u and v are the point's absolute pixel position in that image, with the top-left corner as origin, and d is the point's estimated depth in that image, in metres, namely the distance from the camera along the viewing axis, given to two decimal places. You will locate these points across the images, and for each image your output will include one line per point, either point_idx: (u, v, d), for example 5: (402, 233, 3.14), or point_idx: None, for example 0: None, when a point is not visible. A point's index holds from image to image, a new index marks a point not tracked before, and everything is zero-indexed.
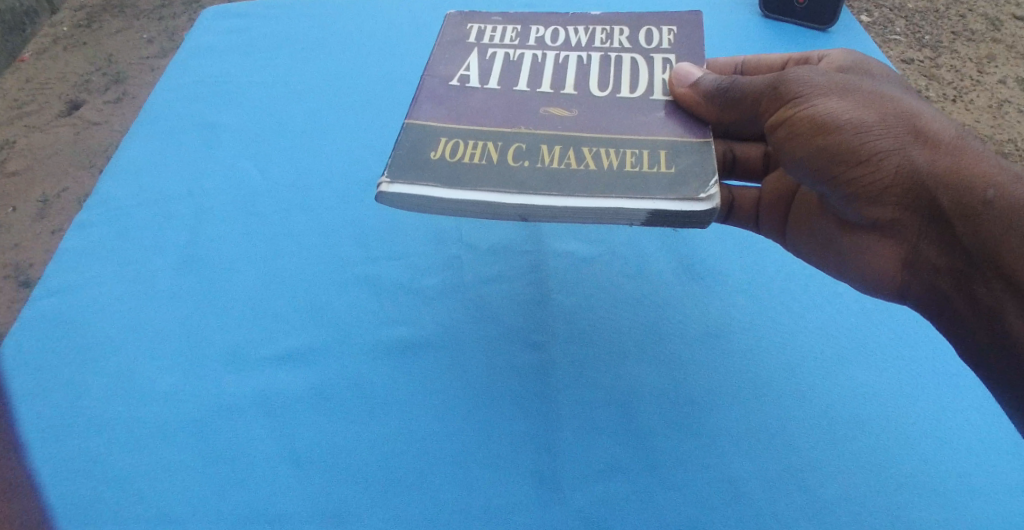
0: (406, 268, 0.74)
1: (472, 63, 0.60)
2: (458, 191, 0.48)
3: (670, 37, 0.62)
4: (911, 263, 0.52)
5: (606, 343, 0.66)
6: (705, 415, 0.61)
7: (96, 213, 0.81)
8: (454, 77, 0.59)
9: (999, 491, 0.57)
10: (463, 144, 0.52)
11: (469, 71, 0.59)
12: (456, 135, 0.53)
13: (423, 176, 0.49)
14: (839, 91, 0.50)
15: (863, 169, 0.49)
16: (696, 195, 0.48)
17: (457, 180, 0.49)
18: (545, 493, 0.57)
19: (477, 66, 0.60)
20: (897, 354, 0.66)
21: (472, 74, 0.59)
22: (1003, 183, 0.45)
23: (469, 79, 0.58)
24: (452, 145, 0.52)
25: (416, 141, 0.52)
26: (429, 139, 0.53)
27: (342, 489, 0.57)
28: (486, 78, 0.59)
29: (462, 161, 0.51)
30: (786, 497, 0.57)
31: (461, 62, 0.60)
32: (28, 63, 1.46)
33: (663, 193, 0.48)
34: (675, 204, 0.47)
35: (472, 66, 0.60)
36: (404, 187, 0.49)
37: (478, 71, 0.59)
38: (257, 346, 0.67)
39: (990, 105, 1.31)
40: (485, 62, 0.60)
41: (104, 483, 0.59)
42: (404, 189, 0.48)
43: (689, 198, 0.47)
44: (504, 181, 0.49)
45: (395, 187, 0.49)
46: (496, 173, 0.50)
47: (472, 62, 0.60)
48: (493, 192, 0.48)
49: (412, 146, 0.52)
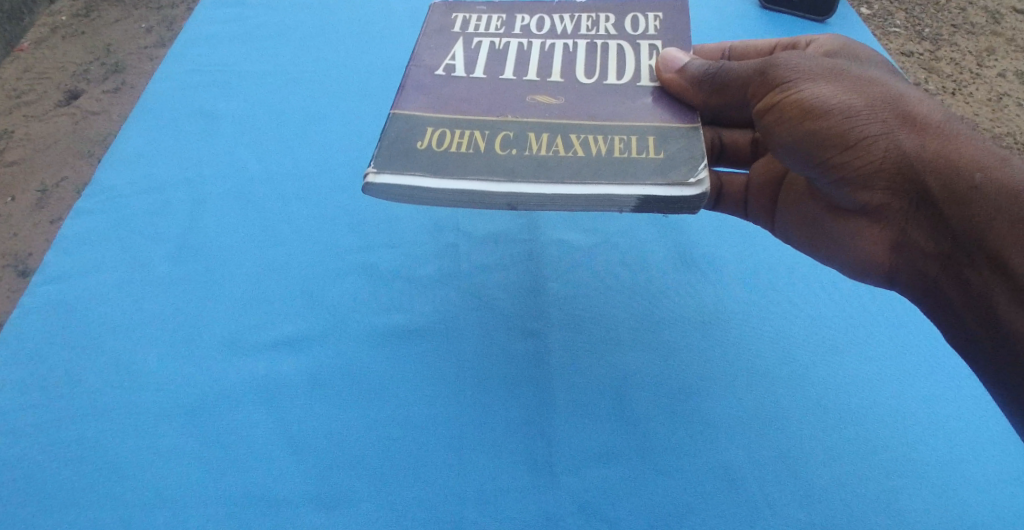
0: (404, 257, 0.74)
1: (457, 52, 0.60)
2: (447, 180, 0.49)
3: (656, 24, 0.62)
4: (899, 248, 0.52)
5: (600, 330, 0.67)
6: (697, 400, 0.62)
7: (93, 201, 0.81)
8: (440, 66, 0.58)
9: (990, 479, 0.58)
10: (450, 133, 0.52)
11: (454, 60, 0.59)
12: (442, 124, 0.53)
13: (410, 166, 0.49)
14: (827, 75, 0.51)
15: (851, 153, 0.49)
16: (686, 180, 0.48)
17: (445, 170, 0.49)
18: (540, 478, 0.58)
19: (462, 55, 0.60)
20: (888, 344, 0.67)
21: (458, 63, 0.59)
22: (989, 167, 0.46)
23: (454, 68, 0.58)
24: (439, 134, 0.52)
25: (402, 131, 0.52)
26: (415, 128, 0.53)
27: (340, 473, 0.58)
28: (471, 67, 0.58)
29: (450, 150, 0.51)
30: (779, 481, 0.57)
31: (447, 51, 0.60)
32: (27, 52, 1.46)
33: (652, 179, 0.48)
34: (665, 190, 0.47)
35: (458, 55, 0.60)
36: (391, 177, 0.49)
37: (463, 60, 0.59)
38: (254, 332, 0.68)
39: (989, 99, 1.31)
40: (470, 50, 0.60)
41: (100, 465, 0.59)
42: (392, 179, 0.49)
43: (678, 183, 0.48)
44: (493, 170, 0.49)
45: (382, 177, 0.49)
46: (483, 162, 0.50)
47: (457, 51, 0.60)
48: (482, 180, 0.49)
49: (398, 136, 0.52)
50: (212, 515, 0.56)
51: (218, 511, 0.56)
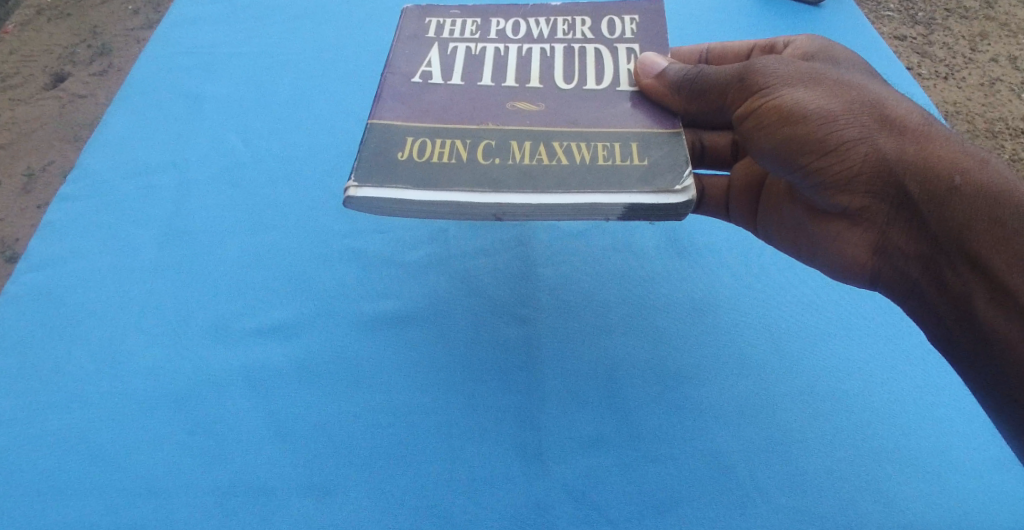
0: (394, 241, 0.75)
1: (433, 58, 0.60)
2: (432, 192, 0.49)
3: (632, 27, 0.62)
4: (879, 249, 0.53)
5: (591, 316, 0.68)
6: (687, 388, 0.64)
7: (79, 186, 0.81)
8: (416, 73, 0.58)
9: (973, 462, 0.60)
10: (431, 143, 0.53)
11: (430, 67, 0.59)
12: (422, 134, 0.53)
13: (392, 178, 0.50)
14: (805, 80, 0.51)
15: (831, 158, 0.50)
16: (672, 186, 0.49)
17: (429, 182, 0.50)
18: (528, 465, 0.59)
19: (438, 61, 0.60)
20: (874, 329, 0.68)
21: (434, 70, 0.59)
22: (968, 170, 0.47)
23: (431, 75, 0.58)
24: (420, 145, 0.53)
25: (381, 142, 0.52)
26: (395, 139, 0.53)
27: (332, 462, 0.59)
28: (448, 73, 0.59)
29: (431, 160, 0.51)
30: (767, 468, 0.59)
31: (422, 58, 0.60)
32: (11, 33, 1.43)
33: (637, 187, 0.49)
34: (652, 197, 0.49)
35: (434, 61, 0.60)
36: (373, 190, 0.49)
37: (440, 66, 0.59)
38: (243, 318, 0.68)
39: (981, 83, 1.31)
40: (446, 57, 0.60)
41: (90, 455, 0.60)
42: (373, 192, 0.49)
43: (665, 191, 0.49)
44: (478, 181, 0.50)
45: (364, 191, 0.49)
46: (467, 173, 0.50)
47: (433, 57, 0.60)
48: (467, 191, 0.49)
49: (378, 147, 0.52)
50: (202, 503, 0.57)
51: (208, 500, 0.57)
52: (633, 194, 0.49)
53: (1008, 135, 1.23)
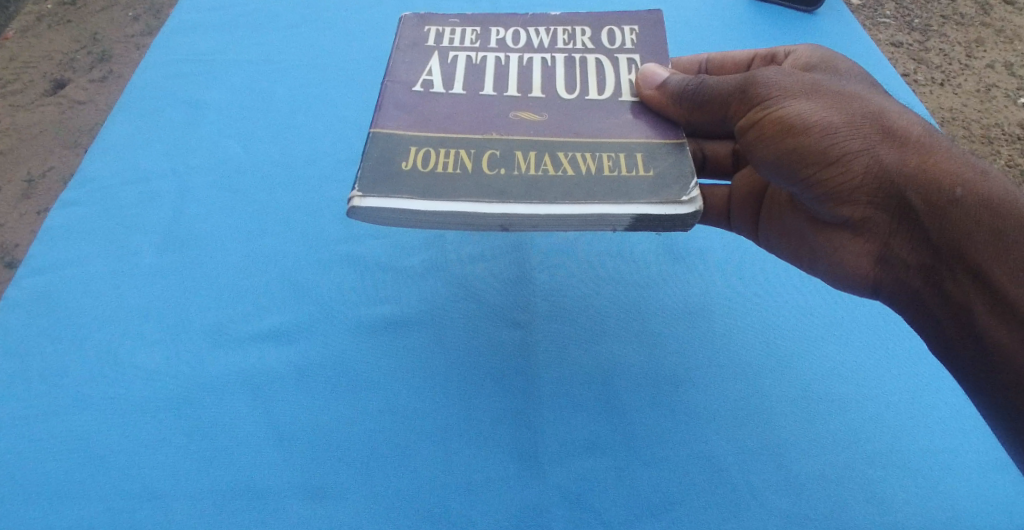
0: (391, 247, 0.75)
1: (434, 67, 0.60)
2: (438, 203, 0.49)
3: (633, 37, 0.63)
4: (882, 260, 0.53)
5: (590, 321, 0.68)
6: (687, 393, 0.64)
7: (79, 192, 0.81)
8: (417, 82, 0.59)
9: (967, 467, 0.60)
10: (435, 152, 0.53)
11: (431, 76, 0.59)
12: (426, 143, 0.54)
13: (398, 189, 0.50)
14: (807, 92, 0.52)
15: (832, 169, 0.50)
16: (679, 197, 0.50)
17: (434, 192, 0.50)
18: (526, 469, 0.59)
19: (439, 70, 0.60)
20: (870, 335, 0.68)
21: (436, 79, 0.59)
22: (969, 181, 0.47)
23: (433, 84, 0.58)
24: (423, 154, 0.53)
25: (384, 151, 0.53)
26: (398, 148, 0.53)
27: (328, 466, 0.59)
28: (450, 82, 0.59)
29: (436, 170, 0.52)
30: (762, 472, 0.59)
31: (423, 66, 0.60)
32: (11, 41, 1.43)
33: (646, 198, 0.50)
34: (660, 209, 0.49)
35: (434, 70, 0.60)
36: (377, 199, 0.49)
37: (441, 75, 0.59)
38: (241, 321, 0.68)
39: (977, 90, 1.32)
40: (447, 65, 0.61)
41: (87, 459, 0.60)
42: (378, 202, 0.49)
43: (673, 201, 0.49)
44: (485, 192, 0.50)
45: (368, 201, 0.49)
46: (472, 183, 0.51)
47: (434, 66, 0.60)
48: (475, 202, 0.50)
49: (382, 157, 0.52)
50: (199, 505, 0.57)
51: (205, 504, 0.57)
52: (641, 205, 0.50)
53: (1004, 141, 1.24)
